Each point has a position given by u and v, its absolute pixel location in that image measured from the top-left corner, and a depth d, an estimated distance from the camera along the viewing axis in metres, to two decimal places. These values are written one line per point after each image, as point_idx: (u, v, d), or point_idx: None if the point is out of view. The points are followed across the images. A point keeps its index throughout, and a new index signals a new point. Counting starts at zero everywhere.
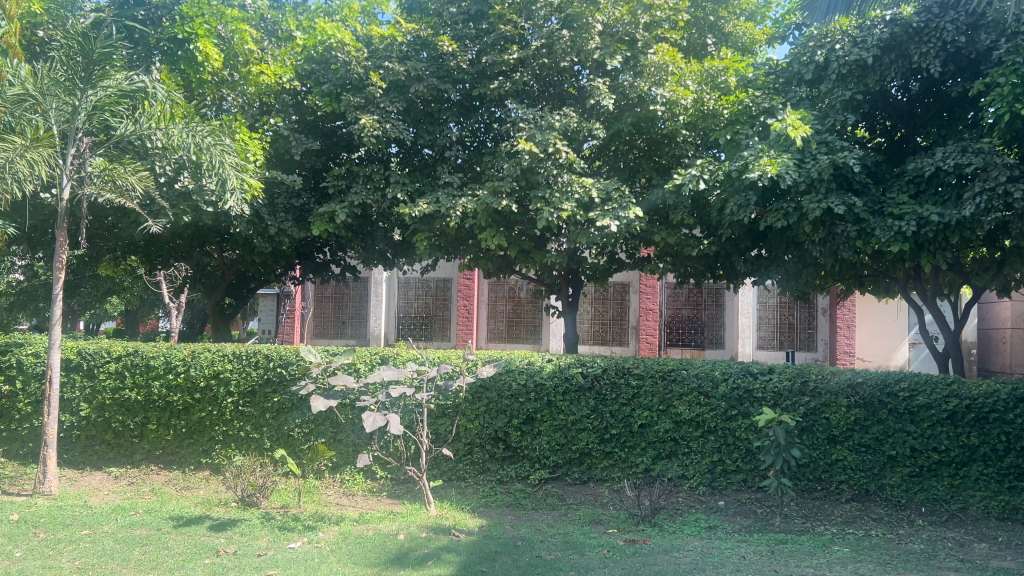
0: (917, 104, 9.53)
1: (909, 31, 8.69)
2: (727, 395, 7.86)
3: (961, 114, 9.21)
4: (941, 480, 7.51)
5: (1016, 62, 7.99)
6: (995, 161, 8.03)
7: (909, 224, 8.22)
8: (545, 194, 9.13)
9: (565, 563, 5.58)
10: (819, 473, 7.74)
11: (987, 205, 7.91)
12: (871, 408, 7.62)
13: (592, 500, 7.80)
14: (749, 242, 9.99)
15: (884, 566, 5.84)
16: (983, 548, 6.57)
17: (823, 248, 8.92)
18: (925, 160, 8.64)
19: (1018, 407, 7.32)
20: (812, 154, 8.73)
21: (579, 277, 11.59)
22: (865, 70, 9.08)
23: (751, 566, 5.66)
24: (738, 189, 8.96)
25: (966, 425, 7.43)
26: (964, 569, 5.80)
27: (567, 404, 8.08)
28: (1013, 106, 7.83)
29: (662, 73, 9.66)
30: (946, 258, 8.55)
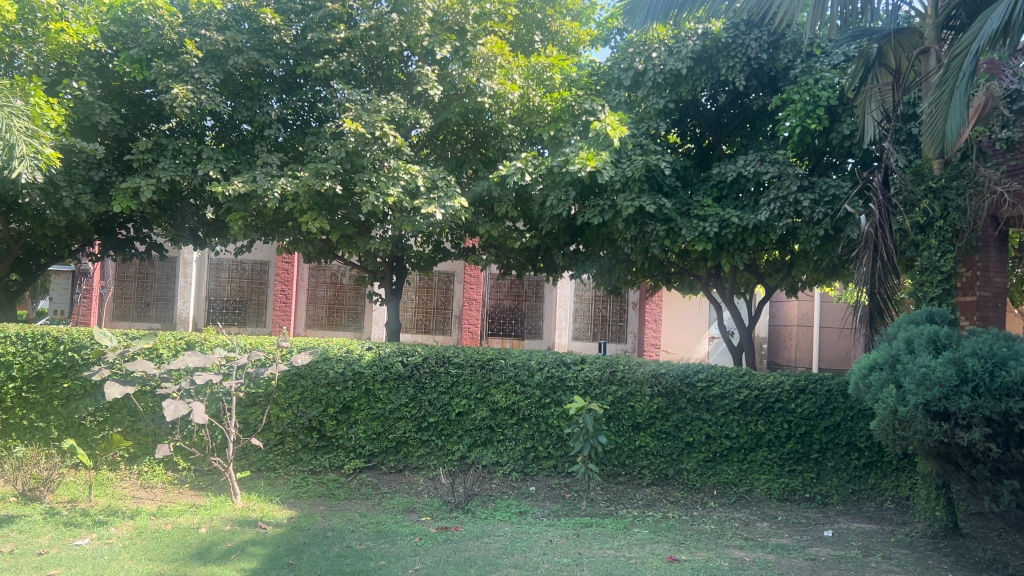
0: (724, 114, 10.18)
1: (718, 45, 9.26)
2: (542, 384, 8.08)
3: (762, 126, 9.98)
4: (731, 465, 8.08)
5: (809, 82, 8.81)
6: (788, 171, 8.76)
7: (712, 225, 8.82)
8: (370, 178, 8.99)
9: (375, 552, 5.54)
10: (624, 458, 8.11)
11: (780, 211, 8.63)
12: (672, 397, 8.09)
13: (406, 489, 7.77)
14: (568, 237, 10.32)
15: (677, 546, 6.22)
16: (764, 527, 7.14)
17: (634, 245, 9.36)
18: (728, 167, 9.27)
19: (799, 397, 8.00)
20: (628, 155, 9.16)
21: (403, 264, 11.48)
22: (678, 79, 9.57)
23: (556, 549, 5.85)
24: (559, 184, 9.25)
25: (754, 414, 8.04)
26: (747, 546, 6.30)
27: (385, 392, 8.02)
28: (804, 121, 8.63)
29: (490, 65, 9.74)
30: (743, 259, 9.23)
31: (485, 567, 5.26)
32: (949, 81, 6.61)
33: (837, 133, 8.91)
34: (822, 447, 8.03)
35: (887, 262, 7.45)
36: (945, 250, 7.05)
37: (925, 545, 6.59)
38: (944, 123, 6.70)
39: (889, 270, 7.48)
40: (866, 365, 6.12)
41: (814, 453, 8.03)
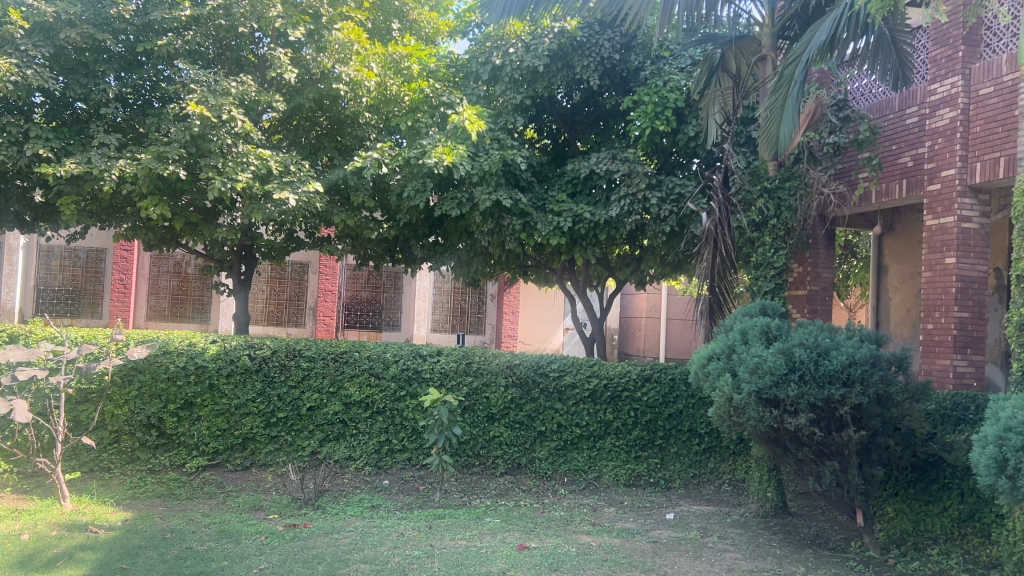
0: (579, 112, 10.39)
1: (573, 43, 9.45)
2: (397, 376, 8.02)
3: (614, 125, 10.29)
4: (581, 453, 8.31)
5: (658, 84, 9.23)
6: (638, 169, 9.09)
7: (567, 220, 9.04)
8: (218, 163, 8.62)
9: (218, 553, 5.34)
10: (478, 449, 8.18)
11: (630, 207, 8.99)
12: (526, 388, 8.23)
13: (253, 486, 7.52)
14: (426, 228, 10.27)
15: (527, 533, 6.33)
16: (611, 512, 7.39)
17: (491, 238, 9.43)
18: (582, 164, 9.48)
19: (645, 385, 8.33)
20: (484, 149, 9.19)
21: (253, 254, 11.06)
22: (535, 75, 9.69)
23: (407, 542, 5.83)
24: (416, 175, 9.21)
25: (603, 402, 8.30)
26: (594, 532, 6.50)
27: (231, 387, 7.73)
28: (654, 122, 9.02)
29: (346, 51, 9.54)
30: (595, 253, 9.52)
31: (334, 564, 5.17)
32: (783, 87, 7.01)
33: (683, 135, 9.32)
34: (666, 433, 8.40)
35: (726, 257, 7.90)
36: (777, 247, 7.55)
37: (757, 524, 7.01)
38: (777, 127, 7.11)
39: (727, 266, 7.94)
40: (705, 354, 6.44)
41: (658, 440, 8.38)
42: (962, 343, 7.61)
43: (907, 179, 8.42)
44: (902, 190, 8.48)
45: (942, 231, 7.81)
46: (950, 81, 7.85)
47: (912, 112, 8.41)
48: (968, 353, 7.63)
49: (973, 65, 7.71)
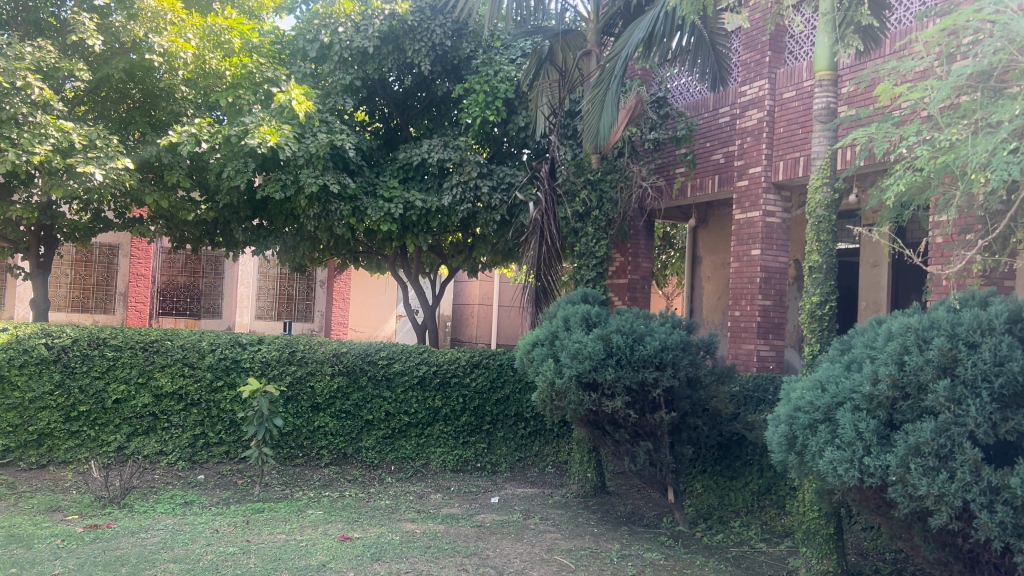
0: (411, 98, 10.26)
1: (404, 27, 9.34)
2: (214, 366, 7.64)
3: (447, 111, 10.24)
4: (409, 440, 8.27)
5: (488, 73, 9.33)
6: (469, 158, 9.15)
7: (397, 206, 8.94)
8: (10, 134, 7.84)
9: (4, 560, 4.89)
10: (301, 440, 7.95)
11: (461, 195, 9.04)
12: (353, 375, 8.06)
13: (49, 486, 6.94)
14: (249, 211, 9.84)
15: (350, 524, 6.23)
16: (437, 498, 7.40)
17: (318, 223, 9.11)
18: (414, 151, 9.32)
19: (473, 372, 8.38)
20: (311, 131, 8.88)
21: (54, 235, 10.18)
22: (365, 57, 9.48)
23: (221, 538, 5.58)
24: (237, 155, 8.80)
25: (432, 390, 8.28)
26: (418, 519, 6.48)
27: (24, 379, 7.18)
28: (485, 112, 9.14)
29: (159, 20, 8.98)
30: (426, 240, 9.50)
31: (139, 565, 4.86)
32: (603, 82, 7.21)
33: (513, 125, 9.51)
34: (493, 418, 8.51)
35: (551, 247, 8.13)
36: (599, 237, 7.82)
37: (577, 504, 7.25)
38: (598, 119, 7.34)
39: (553, 256, 8.15)
40: (530, 340, 6.56)
41: (486, 425, 8.48)
42: (765, 329, 8.20)
43: (719, 175, 8.94)
44: (715, 185, 9.00)
45: (748, 225, 8.36)
46: (758, 84, 8.38)
47: (724, 111, 8.90)
48: (769, 338, 8.22)
49: (778, 70, 8.26)
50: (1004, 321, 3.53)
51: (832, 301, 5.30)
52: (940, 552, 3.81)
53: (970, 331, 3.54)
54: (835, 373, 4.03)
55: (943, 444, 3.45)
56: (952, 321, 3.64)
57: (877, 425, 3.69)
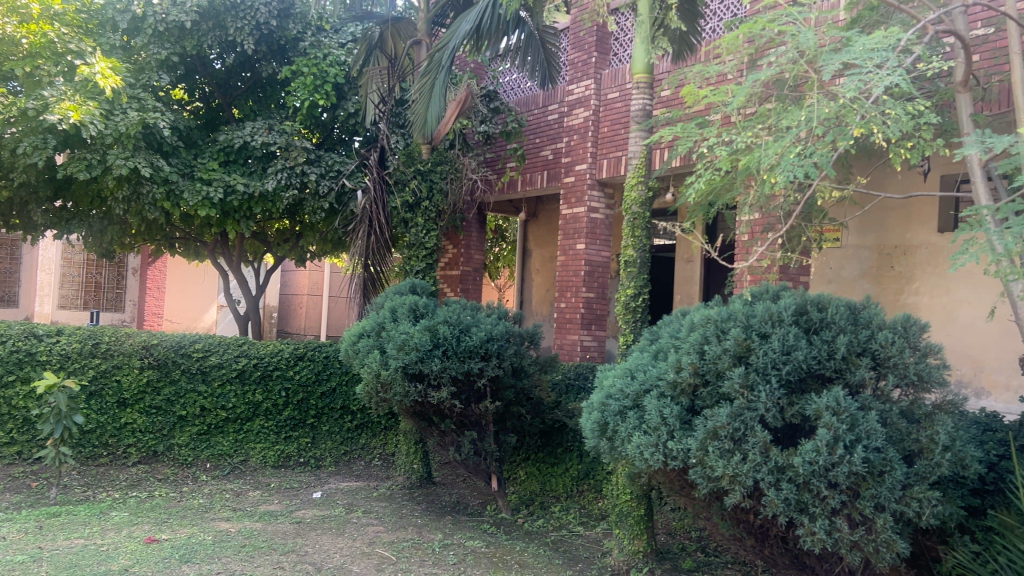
0: (234, 77, 9.77)
1: (227, 3, 8.89)
2: (5, 359, 7.03)
3: (273, 93, 9.90)
4: (226, 436, 7.92)
5: (317, 57, 9.10)
6: (296, 143, 8.91)
7: (217, 190, 8.51)
8: None
9: None
10: (106, 438, 7.45)
11: (287, 181, 8.76)
12: (165, 368, 7.64)
13: None
14: (50, 192, 9.06)
15: (159, 525, 5.90)
16: (255, 495, 7.15)
17: (128, 206, 8.55)
18: (236, 133, 8.89)
19: (297, 364, 8.14)
20: (121, 108, 8.22)
21: None
22: (183, 32, 8.92)
23: (9, 547, 5.12)
24: (35, 130, 8.06)
25: (252, 383, 7.96)
26: (234, 517, 6.24)
27: None
28: (313, 96, 8.97)
29: None
30: (248, 226, 9.15)
31: None
32: (431, 72, 7.18)
33: (343, 111, 9.37)
34: (318, 412, 8.32)
35: (381, 238, 8.06)
36: (428, 228, 7.79)
37: (402, 496, 7.21)
38: (425, 109, 7.31)
39: (382, 247, 8.10)
40: (356, 332, 6.45)
41: (309, 419, 8.28)
42: (588, 320, 8.49)
43: (547, 170, 9.14)
44: (543, 180, 9.19)
45: (574, 220, 8.62)
46: (584, 84, 8.62)
47: (553, 109, 9.10)
48: (593, 329, 8.52)
49: (603, 71, 8.56)
50: (791, 313, 3.83)
51: (645, 294, 5.56)
52: (735, 528, 4.08)
53: (762, 323, 3.82)
54: (644, 362, 4.24)
55: (738, 428, 3.69)
56: (747, 312, 3.90)
57: (679, 411, 3.91)
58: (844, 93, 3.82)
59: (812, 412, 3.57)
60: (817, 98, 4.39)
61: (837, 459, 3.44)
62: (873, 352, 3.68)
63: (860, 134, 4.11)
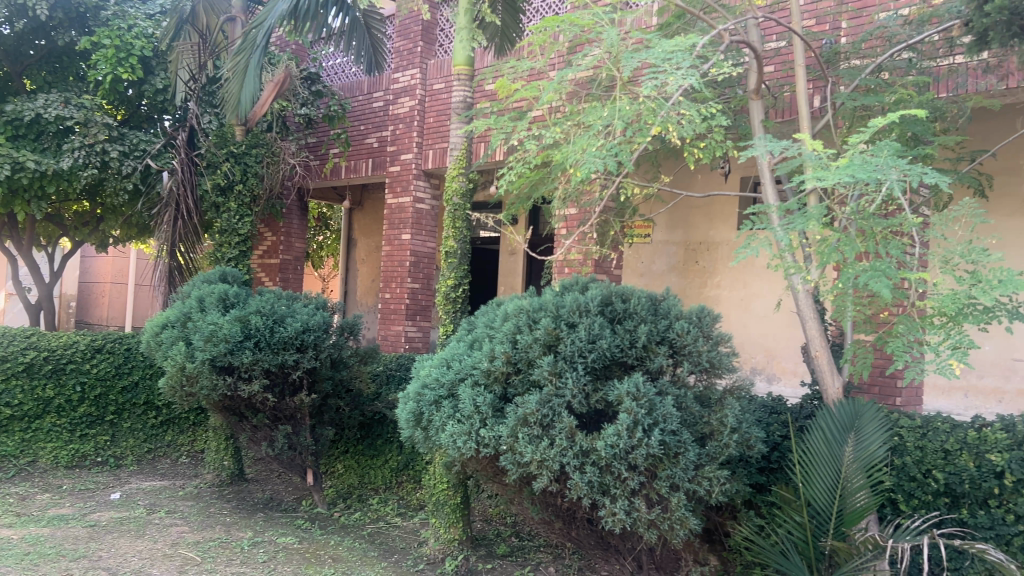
0: (24, 43, 8.70)
1: None
2: None
3: (72, 65, 9.02)
4: (11, 436, 7.25)
5: (119, 27, 8.53)
6: (96, 119, 8.22)
7: (2, 167, 7.66)
8: None
9: None
10: None
11: (85, 159, 8.10)
12: None
13: None
14: None
15: None
16: (44, 499, 6.59)
17: None
18: (26, 105, 8.00)
19: (94, 357, 7.59)
20: None
21: None
22: None
23: None
24: None
25: (42, 377, 7.33)
26: (17, 523, 5.72)
27: None
28: (116, 70, 8.34)
29: None
30: (40, 208, 8.38)
31: None
32: (245, 50, 6.85)
33: (150, 86, 8.78)
34: (117, 408, 7.81)
35: (190, 223, 7.70)
36: (242, 214, 7.44)
37: (211, 494, 6.88)
38: (239, 88, 6.98)
39: (191, 232, 7.75)
40: (159, 323, 6.11)
41: (109, 415, 7.76)
42: (412, 310, 8.44)
43: (372, 159, 8.99)
44: (367, 169, 9.03)
45: (398, 209, 8.54)
46: (409, 73, 8.53)
47: (378, 96, 8.95)
48: (417, 320, 8.49)
49: (428, 61, 8.49)
50: (597, 303, 3.97)
51: (464, 285, 5.60)
52: (544, 512, 4.18)
53: (570, 313, 3.94)
54: (459, 351, 4.26)
55: (546, 414, 3.79)
56: (557, 303, 4.01)
57: (492, 399, 3.96)
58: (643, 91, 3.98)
59: (614, 398, 3.72)
60: (620, 95, 4.58)
61: (636, 442, 3.61)
62: (670, 340, 3.89)
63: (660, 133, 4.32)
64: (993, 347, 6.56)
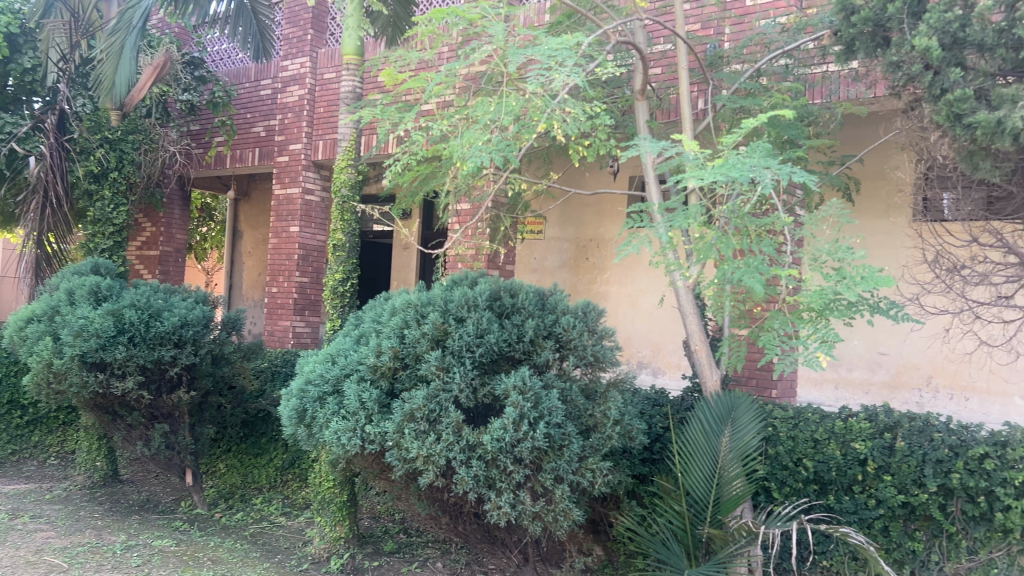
0: None
1: None
2: None
3: None
4: None
5: None
6: None
7: None
8: None
9: None
10: None
11: None
12: None
13: None
14: None
15: None
16: None
17: None
18: None
19: None
20: None
21: None
22: None
23: None
24: None
25: None
26: None
27: None
28: None
29: None
30: None
31: None
32: (119, 30, 6.52)
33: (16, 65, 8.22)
34: None
35: (60, 211, 7.28)
36: (117, 202, 7.08)
37: (81, 497, 6.54)
38: (113, 71, 6.65)
39: (60, 221, 7.32)
40: (24, 317, 5.77)
41: None
42: (301, 305, 8.25)
43: (259, 148, 8.73)
44: (254, 158, 8.76)
45: (287, 201, 8.32)
46: (299, 61, 8.31)
47: (266, 84, 8.69)
48: (305, 315, 8.30)
49: (319, 50, 8.29)
50: (486, 298, 3.98)
51: (353, 279, 5.49)
52: (431, 508, 4.15)
53: (458, 307, 3.93)
54: (345, 346, 4.18)
55: (433, 409, 3.76)
56: (445, 298, 4.00)
57: (378, 395, 3.89)
58: (529, 87, 4.02)
59: (501, 392, 3.74)
60: (507, 90, 4.58)
61: (522, 435, 3.64)
62: (557, 335, 3.94)
63: (545, 128, 4.33)
64: (861, 342, 6.92)
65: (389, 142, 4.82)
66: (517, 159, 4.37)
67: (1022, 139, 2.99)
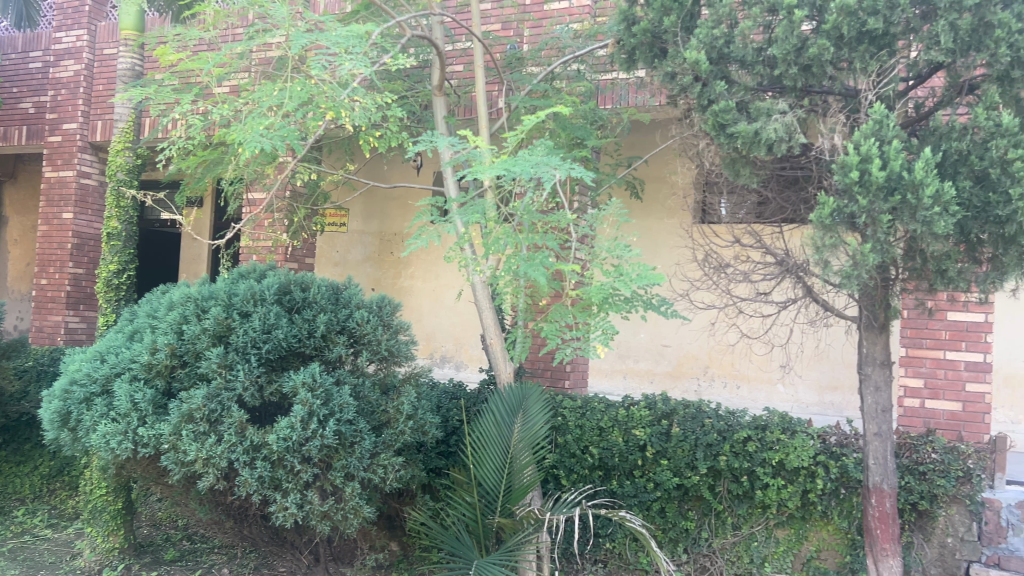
0: None
1: None
2: None
3: None
4: None
5: None
6: None
7: None
8: None
9: None
10: None
11: None
12: None
13: None
14: None
15: None
16: None
17: None
18: None
19: None
20: None
21: None
22: None
23: None
24: None
25: None
26: None
27: None
28: None
29: None
30: None
31: None
32: None
33: None
34: None
35: None
36: None
37: None
38: None
39: None
40: None
41: None
42: (75, 299, 7.60)
43: (26, 126, 7.93)
44: (21, 137, 7.95)
45: (59, 184, 7.62)
46: (75, 34, 7.62)
47: (35, 56, 7.90)
48: (80, 309, 7.65)
49: (98, 23, 7.63)
50: (274, 293, 3.84)
51: (130, 271, 5.15)
52: (215, 512, 3.98)
53: (244, 302, 3.76)
54: (117, 343, 3.90)
55: (214, 409, 3.57)
56: (229, 292, 3.81)
57: (153, 395, 3.65)
58: (313, 72, 3.90)
59: (289, 389, 3.62)
60: (293, 75, 4.39)
61: (310, 433, 3.55)
62: (350, 330, 3.88)
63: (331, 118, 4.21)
64: (646, 335, 7.35)
65: (163, 123, 4.50)
66: (299, 147, 4.20)
67: (776, 150, 3.29)
